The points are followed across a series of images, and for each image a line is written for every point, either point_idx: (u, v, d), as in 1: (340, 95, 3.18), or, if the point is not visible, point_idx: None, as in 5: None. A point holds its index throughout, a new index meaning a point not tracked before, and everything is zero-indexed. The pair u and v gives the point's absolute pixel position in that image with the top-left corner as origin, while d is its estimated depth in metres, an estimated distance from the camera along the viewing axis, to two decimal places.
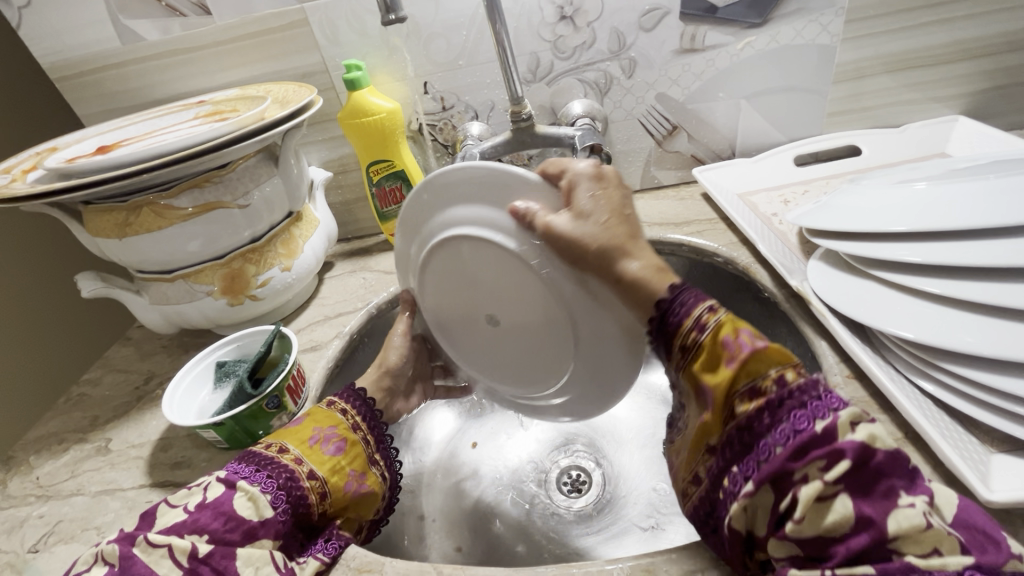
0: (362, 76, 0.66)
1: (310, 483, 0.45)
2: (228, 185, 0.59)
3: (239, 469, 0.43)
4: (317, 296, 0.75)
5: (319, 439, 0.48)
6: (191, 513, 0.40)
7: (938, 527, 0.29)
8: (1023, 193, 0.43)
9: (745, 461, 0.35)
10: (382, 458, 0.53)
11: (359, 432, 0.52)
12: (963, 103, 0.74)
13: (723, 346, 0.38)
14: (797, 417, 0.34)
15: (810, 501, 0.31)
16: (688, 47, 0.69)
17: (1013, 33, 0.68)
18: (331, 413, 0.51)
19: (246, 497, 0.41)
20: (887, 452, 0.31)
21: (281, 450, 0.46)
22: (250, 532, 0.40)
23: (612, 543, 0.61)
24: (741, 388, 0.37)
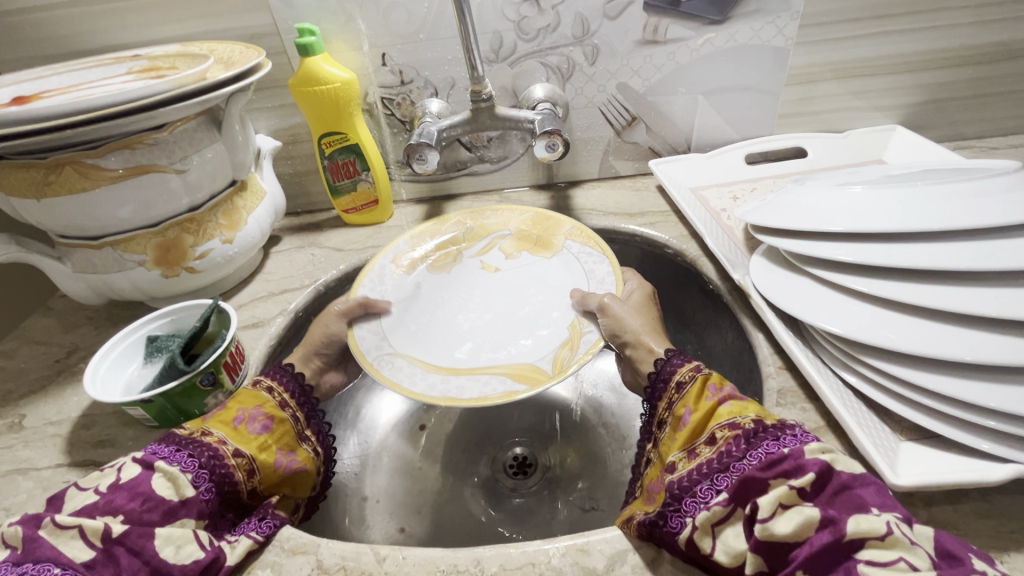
0: (315, 41, 0.63)
1: (235, 461, 0.43)
2: (164, 148, 0.55)
3: (159, 450, 0.41)
4: (262, 271, 0.72)
5: (243, 419, 0.46)
6: (103, 495, 0.38)
7: (899, 534, 0.29)
8: (944, 201, 0.46)
9: (717, 475, 0.36)
10: (313, 433, 0.51)
11: (287, 409, 0.50)
12: (901, 114, 0.78)
13: (708, 389, 0.43)
14: (768, 445, 0.36)
15: (772, 499, 0.32)
16: (650, 38, 0.69)
17: (949, 50, 0.72)
18: (257, 391, 0.49)
19: (165, 478, 0.40)
20: (850, 473, 0.33)
21: (203, 433, 0.44)
22: (170, 511, 0.38)
23: (556, 523, 0.62)
24: (721, 421, 0.40)
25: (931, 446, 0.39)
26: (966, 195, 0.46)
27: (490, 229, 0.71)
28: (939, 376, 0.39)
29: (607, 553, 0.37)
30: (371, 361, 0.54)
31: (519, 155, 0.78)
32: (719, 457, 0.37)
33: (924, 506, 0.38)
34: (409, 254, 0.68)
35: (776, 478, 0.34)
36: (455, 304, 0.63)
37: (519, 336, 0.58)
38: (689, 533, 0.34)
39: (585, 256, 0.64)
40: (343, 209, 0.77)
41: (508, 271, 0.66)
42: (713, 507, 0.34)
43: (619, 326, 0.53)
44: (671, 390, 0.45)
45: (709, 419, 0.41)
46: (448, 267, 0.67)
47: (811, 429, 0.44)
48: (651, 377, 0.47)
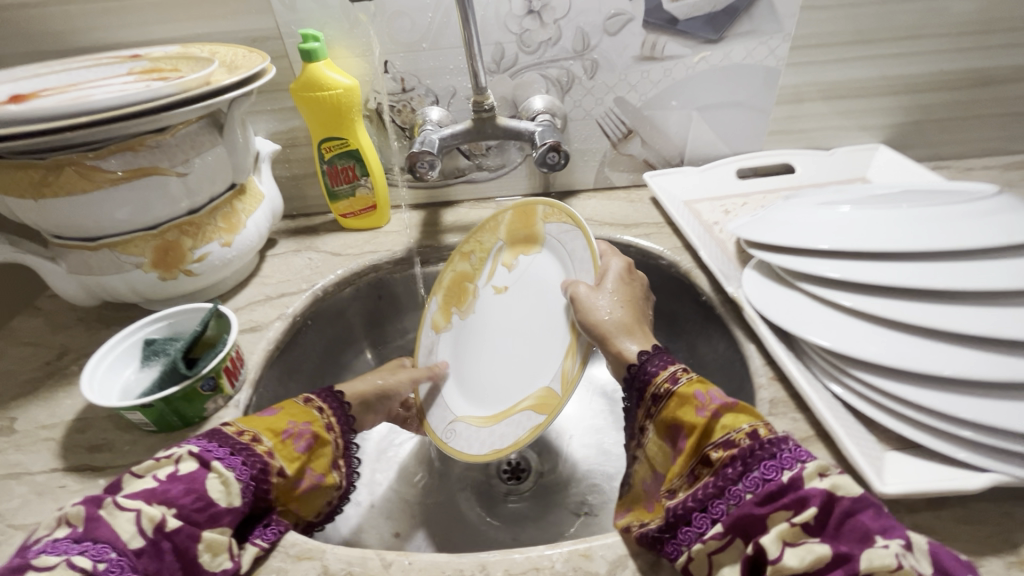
0: (319, 47, 0.63)
1: (277, 480, 0.43)
2: (165, 151, 0.55)
3: (213, 449, 0.41)
4: (259, 274, 0.72)
5: (292, 433, 0.46)
6: (162, 482, 0.38)
7: (909, 568, 0.30)
8: (926, 223, 0.49)
9: (714, 498, 0.37)
10: (346, 465, 0.50)
11: (332, 432, 0.50)
12: (883, 134, 0.81)
13: (695, 399, 0.42)
14: (765, 466, 0.36)
15: (775, 538, 0.33)
16: (648, 55, 0.71)
17: (930, 75, 0.75)
18: (309, 408, 0.49)
19: (219, 480, 0.39)
20: (850, 498, 0.33)
21: (254, 440, 0.44)
22: (215, 515, 0.38)
23: (549, 528, 0.63)
24: (716, 439, 0.39)
25: (914, 455, 0.41)
26: (947, 218, 0.48)
27: (488, 249, 0.70)
28: (923, 389, 0.41)
29: (609, 558, 0.39)
30: (439, 434, 0.61)
31: (517, 164, 0.79)
32: (716, 480, 0.37)
33: (907, 513, 0.40)
34: (439, 310, 0.71)
35: (776, 511, 0.34)
36: (489, 340, 0.65)
37: (538, 356, 0.59)
38: (686, 560, 0.36)
39: (565, 236, 0.62)
40: (341, 213, 0.77)
41: (518, 286, 0.65)
42: (708, 541, 0.35)
43: (593, 323, 0.53)
44: (648, 400, 0.45)
45: (703, 435, 0.40)
46: (472, 306, 0.69)
47: (801, 438, 0.46)
48: (628, 376, 0.48)
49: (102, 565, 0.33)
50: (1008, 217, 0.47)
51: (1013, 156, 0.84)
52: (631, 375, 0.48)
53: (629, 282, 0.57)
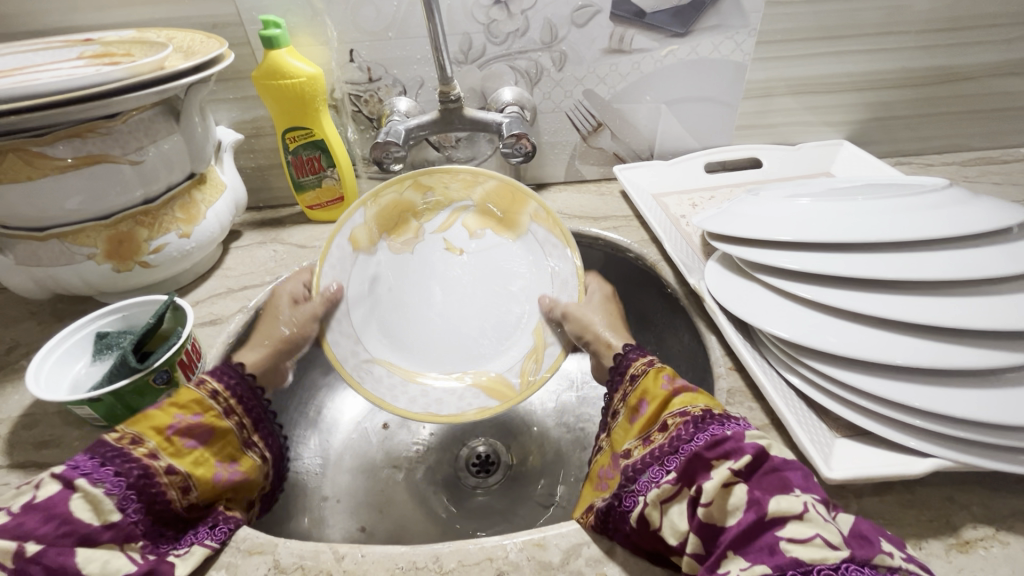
0: (281, 34, 0.62)
1: (168, 479, 0.41)
2: (117, 138, 0.53)
3: (80, 461, 0.38)
4: (221, 267, 0.70)
5: (180, 428, 0.43)
6: (15, 516, 0.35)
7: (815, 513, 0.32)
8: (881, 215, 0.49)
9: (668, 456, 0.38)
10: (262, 438, 0.50)
11: (231, 416, 0.47)
12: (848, 130, 0.82)
13: (663, 378, 0.44)
14: (712, 428, 0.38)
15: (715, 482, 0.34)
16: (616, 48, 0.71)
17: (892, 72, 0.77)
18: (200, 394, 0.45)
19: (85, 500, 0.37)
20: (782, 458, 0.35)
21: (134, 443, 0.41)
22: (90, 535, 0.36)
23: (516, 519, 0.63)
24: (674, 410, 0.41)
25: (863, 442, 0.42)
26: (901, 210, 0.49)
27: (449, 197, 0.65)
28: (874, 378, 0.42)
29: (563, 547, 0.39)
30: (350, 372, 0.56)
31: (487, 156, 0.79)
32: (670, 440, 0.39)
33: (855, 498, 0.41)
34: (366, 226, 0.61)
35: (718, 458, 0.35)
36: (419, 301, 0.64)
37: (483, 339, 0.62)
38: (641, 510, 0.36)
39: (548, 243, 0.63)
40: (307, 205, 0.76)
41: (473, 258, 0.66)
42: (662, 485, 0.36)
43: (583, 328, 0.58)
44: (627, 381, 0.47)
45: (663, 408, 0.42)
46: (410, 244, 0.65)
47: (757, 427, 0.47)
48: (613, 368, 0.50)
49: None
50: (956, 210, 0.48)
51: (972, 153, 0.86)
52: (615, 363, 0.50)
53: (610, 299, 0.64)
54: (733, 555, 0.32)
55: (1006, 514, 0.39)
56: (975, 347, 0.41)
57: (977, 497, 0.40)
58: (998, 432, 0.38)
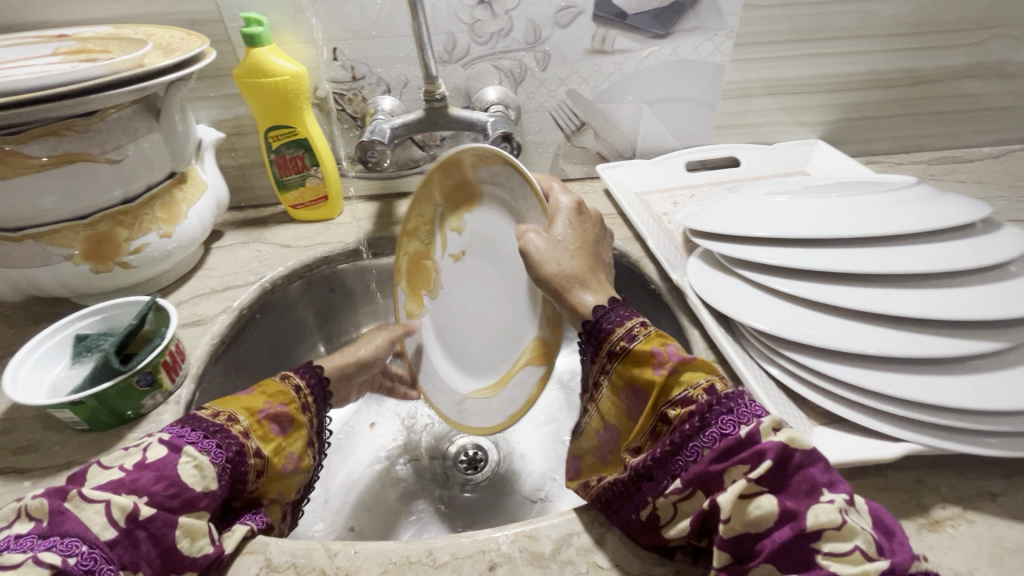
0: (263, 32, 0.61)
1: (254, 461, 0.42)
2: (95, 136, 0.52)
3: (184, 433, 0.39)
4: (203, 267, 0.69)
5: (268, 414, 0.44)
6: (129, 473, 0.36)
7: (852, 523, 0.31)
8: (854, 212, 0.51)
9: (672, 455, 0.36)
10: (320, 442, 0.50)
11: (308, 412, 0.48)
12: (822, 130, 0.85)
13: (653, 355, 0.40)
14: (723, 421, 0.35)
15: (731, 495, 0.32)
16: (598, 48, 0.72)
17: (863, 74, 0.79)
18: (286, 388, 0.47)
19: (193, 464, 0.38)
20: (803, 451, 0.33)
21: (230, 419, 0.42)
22: (191, 501, 0.37)
23: (505, 513, 0.64)
24: (674, 397, 0.38)
25: (840, 429, 0.44)
26: (872, 206, 0.51)
27: (434, 214, 0.60)
28: (850, 367, 0.44)
29: (554, 537, 0.39)
30: (455, 417, 0.58)
31: None
32: (674, 437, 0.36)
33: None
34: (411, 295, 0.61)
35: (735, 466, 0.33)
36: (463, 319, 0.62)
37: (519, 316, 0.59)
38: (650, 515, 0.36)
39: (501, 181, 0.56)
40: (291, 204, 0.75)
41: (473, 245, 0.60)
42: (666, 497, 0.36)
43: (543, 274, 0.48)
44: (604, 357, 0.43)
45: (661, 393, 0.39)
46: (439, 281, 0.62)
47: None
48: (589, 324, 0.45)
49: (74, 559, 0.32)
50: (925, 206, 0.50)
51: (939, 153, 0.90)
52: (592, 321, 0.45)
53: (581, 221, 0.51)
54: (767, 566, 0.32)
55: (971, 495, 0.41)
56: (944, 337, 0.43)
57: (945, 479, 0.42)
58: (964, 416, 0.40)
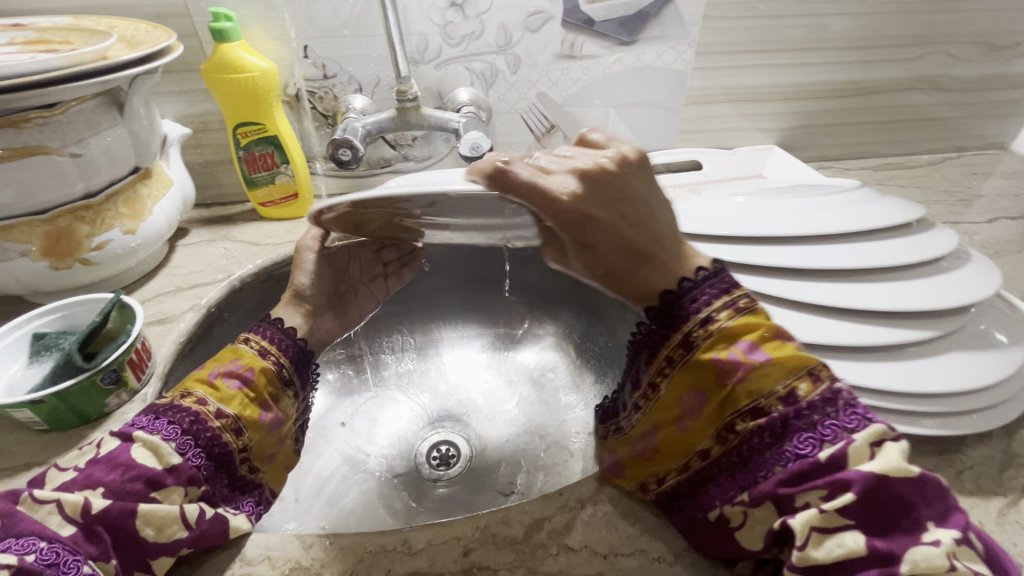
0: (232, 27, 0.61)
1: (221, 422, 0.43)
2: (55, 130, 0.51)
3: (136, 421, 0.41)
4: (168, 265, 0.68)
5: (219, 373, 0.46)
6: (81, 470, 0.38)
7: (964, 569, 0.30)
8: (806, 212, 0.55)
9: (743, 469, 0.37)
10: (296, 382, 0.52)
11: (268, 356, 0.49)
12: (777, 136, 0.90)
13: (712, 364, 0.39)
14: (801, 439, 0.36)
15: (803, 522, 0.33)
16: (567, 53, 0.74)
17: (815, 83, 0.84)
18: (234, 344, 0.49)
19: (145, 447, 0.39)
20: (906, 484, 0.33)
21: (186, 394, 0.44)
22: (153, 480, 0.38)
23: (476, 504, 0.66)
24: (742, 408, 0.37)
25: None
26: (821, 207, 0.55)
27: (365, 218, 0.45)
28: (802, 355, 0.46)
29: (525, 522, 0.41)
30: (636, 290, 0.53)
31: (444, 155, 0.80)
32: (744, 448, 0.37)
33: None
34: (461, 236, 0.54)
35: (812, 489, 0.34)
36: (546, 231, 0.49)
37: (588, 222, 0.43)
38: (715, 525, 0.38)
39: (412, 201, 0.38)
40: (259, 202, 0.74)
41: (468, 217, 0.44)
42: (734, 504, 0.37)
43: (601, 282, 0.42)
44: (659, 361, 0.41)
45: (728, 402, 0.38)
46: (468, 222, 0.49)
47: None
48: (658, 309, 0.41)
49: (32, 555, 0.32)
50: (868, 207, 0.54)
51: (884, 159, 0.96)
52: (663, 308, 0.41)
53: (597, 216, 0.37)
54: None
55: None
56: (887, 326, 0.46)
57: None
58: (901, 399, 0.44)
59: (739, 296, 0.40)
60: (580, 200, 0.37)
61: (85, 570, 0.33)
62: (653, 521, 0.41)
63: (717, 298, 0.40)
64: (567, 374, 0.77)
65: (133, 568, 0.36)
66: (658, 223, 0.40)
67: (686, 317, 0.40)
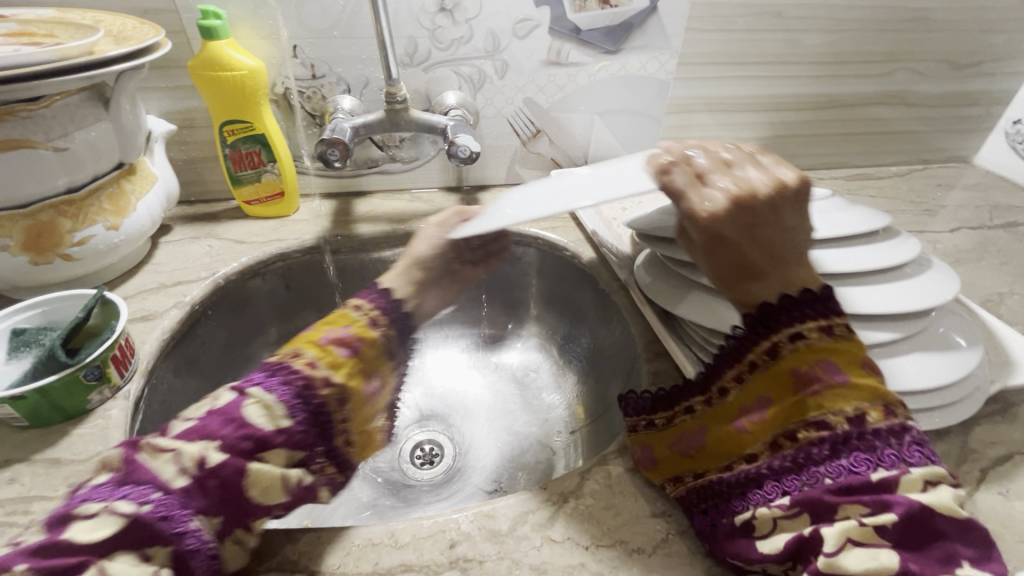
0: (221, 25, 0.61)
1: (326, 390, 0.42)
2: (39, 123, 0.50)
3: (251, 376, 0.41)
4: (150, 262, 0.67)
5: (331, 339, 0.44)
6: (200, 419, 0.38)
7: None
8: None
9: (789, 474, 0.37)
10: (398, 362, 0.50)
11: (378, 327, 0.47)
12: (754, 145, 0.93)
13: (792, 374, 0.38)
14: (857, 459, 0.35)
15: (839, 532, 0.34)
16: (554, 60, 0.76)
17: (790, 96, 0.88)
18: (348, 311, 0.47)
19: (258, 405, 0.39)
20: (948, 520, 0.34)
21: (295, 354, 0.42)
22: (263, 440, 0.38)
23: (457, 500, 0.67)
24: (808, 420, 0.37)
25: None
26: None
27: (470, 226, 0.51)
28: None
29: (510, 516, 0.42)
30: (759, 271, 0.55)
31: (431, 157, 0.81)
32: (798, 455, 0.37)
33: None
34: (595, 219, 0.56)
35: (854, 504, 0.34)
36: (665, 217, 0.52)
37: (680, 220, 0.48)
38: (745, 529, 0.38)
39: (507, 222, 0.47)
40: (245, 200, 0.74)
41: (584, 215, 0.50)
42: (769, 508, 0.37)
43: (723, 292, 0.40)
44: (744, 366, 0.41)
45: (795, 412, 0.38)
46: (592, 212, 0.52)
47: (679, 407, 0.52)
48: (755, 315, 0.39)
49: (147, 506, 0.34)
50: (838, 215, 0.57)
51: (854, 169, 1.00)
52: (760, 314, 0.39)
53: (726, 223, 0.37)
54: None
55: None
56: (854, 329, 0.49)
57: None
58: None
59: (837, 324, 0.38)
60: (717, 219, 0.37)
61: (191, 525, 0.35)
62: (631, 512, 0.43)
63: (812, 320, 0.38)
64: (549, 374, 0.79)
65: (236, 526, 0.37)
66: (789, 246, 0.39)
67: (778, 328, 0.39)
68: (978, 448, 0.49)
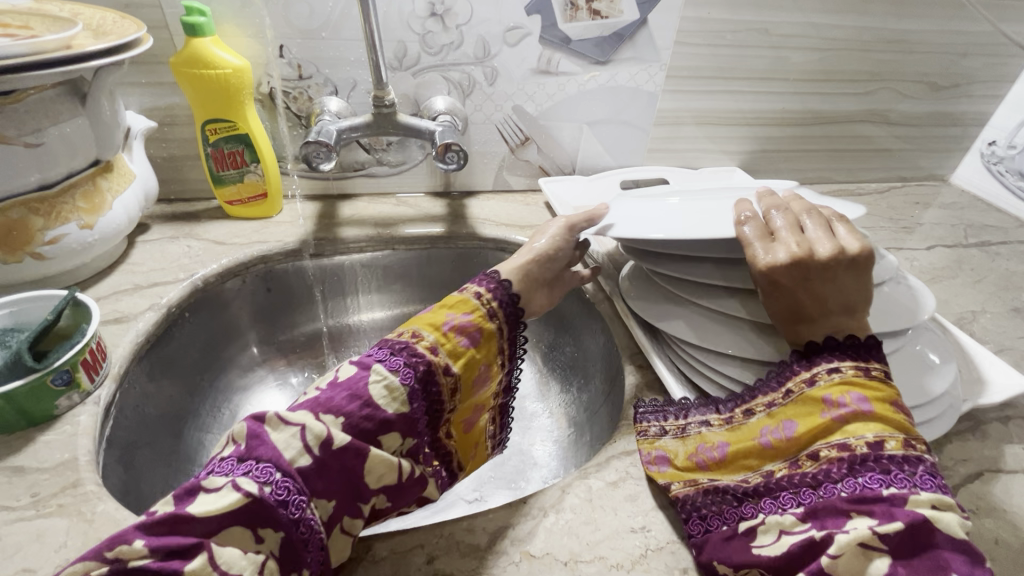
0: (205, 23, 0.60)
1: (444, 378, 0.45)
2: (11, 117, 0.49)
3: (374, 353, 0.43)
4: (126, 261, 0.66)
5: (453, 326, 0.47)
6: (325, 391, 0.39)
7: None
8: None
9: (801, 485, 0.38)
10: (509, 351, 0.52)
11: (495, 319, 0.50)
12: (740, 158, 0.94)
13: (824, 400, 0.40)
14: (870, 476, 0.36)
15: (849, 537, 0.34)
16: (543, 68, 0.76)
17: (775, 111, 0.89)
18: (467, 297, 0.49)
19: (382, 386, 0.40)
20: (949, 538, 0.33)
21: (417, 336, 0.45)
22: (384, 422, 0.40)
23: (436, 509, 0.65)
24: (832, 440, 0.39)
25: None
26: None
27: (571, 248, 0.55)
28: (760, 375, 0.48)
29: (489, 530, 0.42)
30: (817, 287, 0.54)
31: (418, 161, 0.80)
32: (817, 473, 0.38)
33: None
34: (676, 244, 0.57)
35: (860, 514, 0.35)
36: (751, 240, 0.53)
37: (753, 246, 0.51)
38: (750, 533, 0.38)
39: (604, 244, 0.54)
40: (226, 200, 0.73)
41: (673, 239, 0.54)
42: (781, 517, 0.37)
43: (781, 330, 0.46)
44: (780, 394, 0.43)
45: (818, 434, 0.40)
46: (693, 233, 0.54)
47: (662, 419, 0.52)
48: (800, 351, 0.44)
49: (268, 488, 0.34)
50: None
51: (836, 185, 1.01)
52: (805, 350, 0.44)
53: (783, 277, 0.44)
54: None
55: None
56: None
57: None
58: None
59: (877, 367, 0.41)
60: (776, 270, 0.44)
61: (307, 513, 0.35)
62: (610, 526, 0.43)
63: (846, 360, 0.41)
64: (532, 383, 0.79)
65: (346, 512, 0.37)
66: (844, 299, 0.44)
67: (818, 361, 0.42)
68: (949, 464, 0.50)
